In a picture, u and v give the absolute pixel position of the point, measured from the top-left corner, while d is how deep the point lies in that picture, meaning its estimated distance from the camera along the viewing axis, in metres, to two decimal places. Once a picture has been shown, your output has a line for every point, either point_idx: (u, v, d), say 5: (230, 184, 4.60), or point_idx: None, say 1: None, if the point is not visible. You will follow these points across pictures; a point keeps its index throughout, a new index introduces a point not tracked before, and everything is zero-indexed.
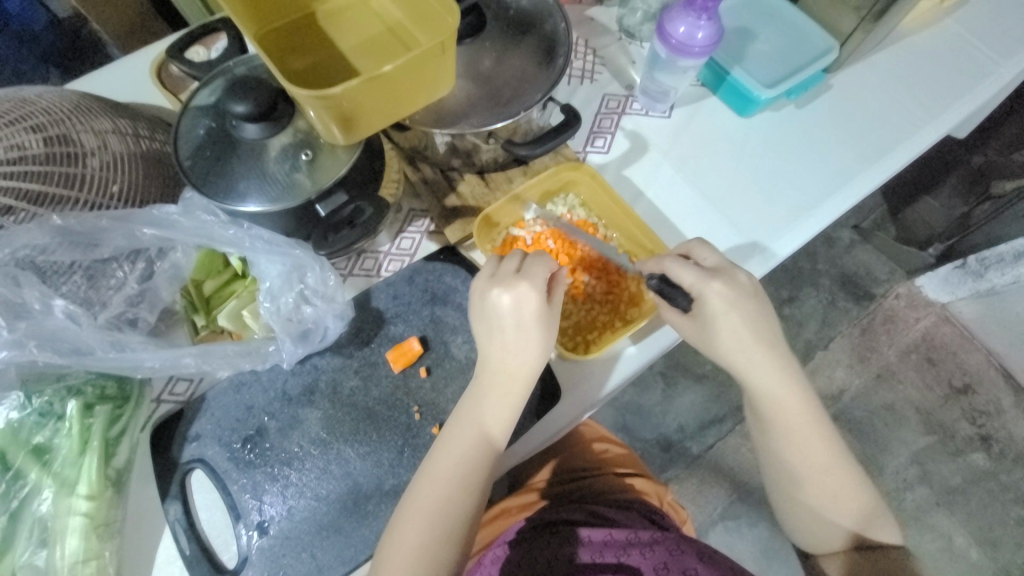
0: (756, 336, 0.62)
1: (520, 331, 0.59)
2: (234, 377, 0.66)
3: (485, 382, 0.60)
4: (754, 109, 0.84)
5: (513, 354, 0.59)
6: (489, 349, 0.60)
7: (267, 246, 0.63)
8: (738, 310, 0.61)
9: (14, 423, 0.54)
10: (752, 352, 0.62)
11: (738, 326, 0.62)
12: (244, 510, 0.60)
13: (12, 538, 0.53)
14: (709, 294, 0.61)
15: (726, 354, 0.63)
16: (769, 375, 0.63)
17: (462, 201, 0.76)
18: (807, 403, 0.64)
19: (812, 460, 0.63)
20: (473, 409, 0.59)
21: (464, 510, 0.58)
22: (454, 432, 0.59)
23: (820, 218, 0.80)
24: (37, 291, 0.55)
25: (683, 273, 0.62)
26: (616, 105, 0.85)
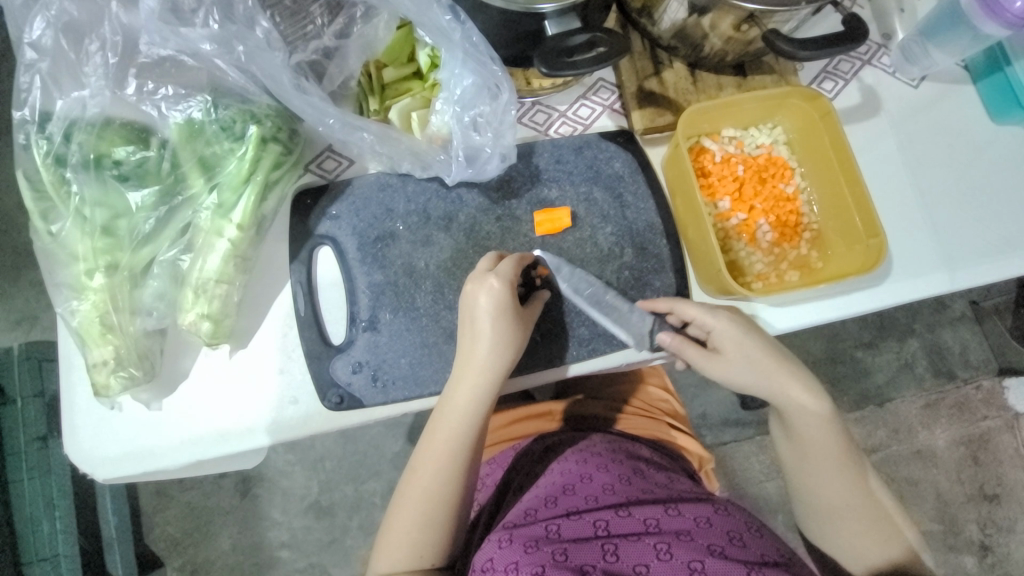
0: (770, 356, 0.60)
1: (478, 347, 0.56)
2: (382, 176, 0.65)
3: (449, 413, 0.57)
4: (1011, 116, 0.71)
5: (480, 379, 0.56)
6: (461, 373, 0.57)
7: (470, 51, 0.58)
8: (751, 336, 0.60)
9: (195, 124, 0.54)
10: (771, 371, 0.60)
11: (752, 350, 0.60)
12: (359, 301, 0.61)
13: (161, 230, 0.55)
14: (717, 319, 0.60)
15: (745, 380, 0.60)
16: (782, 382, 0.60)
17: (661, 88, 0.68)
18: (828, 414, 0.61)
19: (832, 469, 0.62)
20: (443, 436, 0.57)
21: (441, 539, 0.56)
22: (421, 465, 0.57)
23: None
24: (249, 3, 0.51)
25: (688, 308, 0.60)
26: (865, 50, 0.72)
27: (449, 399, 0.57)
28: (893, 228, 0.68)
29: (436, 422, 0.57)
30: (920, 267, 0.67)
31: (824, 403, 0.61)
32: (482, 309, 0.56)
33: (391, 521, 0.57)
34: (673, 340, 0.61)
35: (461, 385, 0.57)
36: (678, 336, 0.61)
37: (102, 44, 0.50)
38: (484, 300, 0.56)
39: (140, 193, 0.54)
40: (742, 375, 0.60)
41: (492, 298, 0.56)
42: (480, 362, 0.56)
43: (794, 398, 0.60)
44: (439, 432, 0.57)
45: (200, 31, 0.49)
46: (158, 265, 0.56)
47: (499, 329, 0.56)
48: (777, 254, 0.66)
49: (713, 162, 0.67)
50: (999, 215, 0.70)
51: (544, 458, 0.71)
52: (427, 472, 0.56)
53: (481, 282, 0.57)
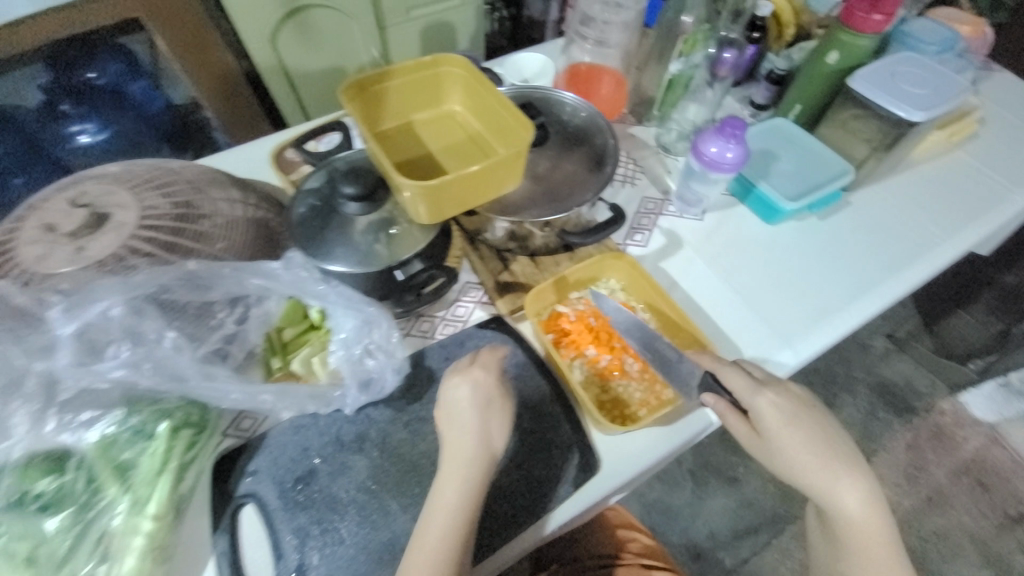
0: (822, 455, 0.64)
1: (464, 439, 0.63)
2: (295, 420, 0.72)
3: (443, 507, 0.60)
4: (779, 218, 0.93)
5: (472, 464, 0.62)
6: (448, 468, 0.62)
7: (346, 302, 0.73)
8: (793, 424, 0.65)
9: (108, 437, 0.60)
10: (823, 471, 0.64)
11: (795, 436, 0.65)
12: (286, 552, 0.63)
13: (76, 549, 0.56)
14: (760, 401, 0.66)
15: (784, 462, 0.65)
16: (803, 442, 0.65)
17: (513, 277, 0.84)
18: (861, 498, 0.64)
19: (888, 552, 0.63)
20: (436, 537, 0.59)
21: None
22: (413, 570, 0.58)
23: (846, 319, 0.85)
24: (158, 325, 0.64)
25: (735, 378, 0.68)
26: (653, 207, 0.96)
27: (442, 490, 0.61)
28: (732, 326, 0.81)
29: (431, 516, 0.60)
30: (768, 350, 0.79)
31: (862, 488, 0.64)
32: (472, 400, 0.65)
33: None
34: (716, 405, 0.68)
35: (451, 472, 0.62)
36: (722, 403, 0.68)
37: (25, 399, 0.59)
38: (473, 385, 0.66)
39: (56, 519, 0.57)
40: (778, 455, 0.66)
41: (475, 390, 0.65)
42: (476, 457, 0.63)
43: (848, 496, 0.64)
44: (433, 525, 0.60)
45: (114, 360, 0.61)
46: None
47: (481, 412, 0.64)
48: (649, 378, 0.76)
49: (571, 321, 0.80)
50: (805, 291, 0.87)
51: None
52: (427, 572, 0.57)
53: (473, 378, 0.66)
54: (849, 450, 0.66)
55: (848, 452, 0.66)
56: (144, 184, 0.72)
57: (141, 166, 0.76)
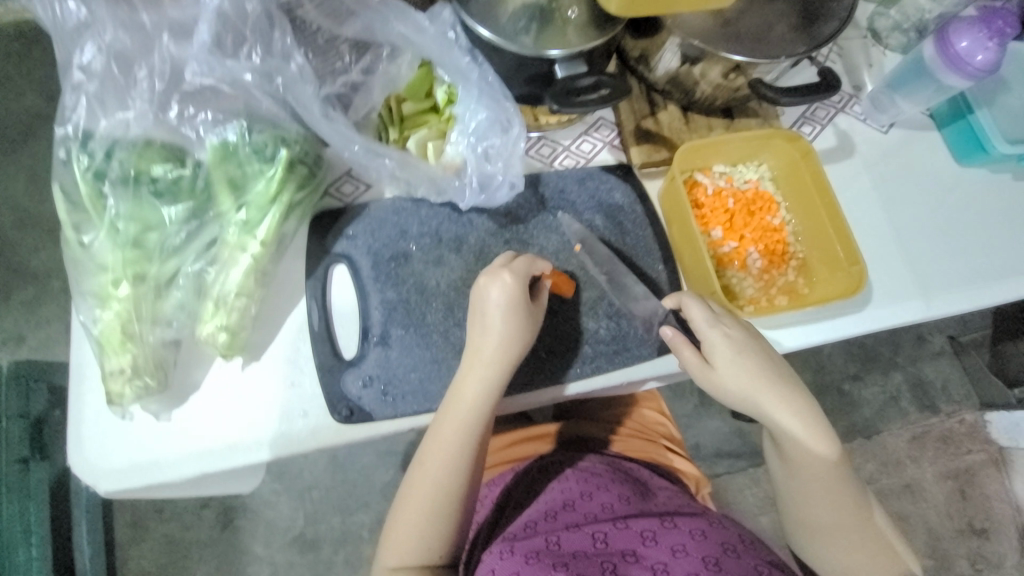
0: (762, 379, 0.61)
1: (486, 342, 0.59)
2: (396, 201, 0.68)
3: (459, 404, 0.58)
4: (976, 160, 0.78)
5: (489, 367, 0.58)
6: (465, 366, 0.59)
7: (485, 89, 0.64)
8: (746, 352, 0.61)
9: (228, 146, 0.57)
10: (761, 394, 0.61)
11: (733, 357, 0.61)
12: (371, 317, 0.64)
13: (189, 245, 0.58)
14: (711, 336, 0.61)
15: (735, 389, 0.61)
16: (749, 375, 0.61)
17: (658, 128, 0.74)
18: (800, 416, 0.61)
19: (823, 471, 0.61)
20: (451, 430, 0.58)
21: (446, 526, 0.58)
22: (424, 460, 0.58)
23: (994, 294, 0.75)
24: (287, 40, 0.56)
25: (694, 310, 0.62)
26: (838, 99, 0.79)
27: (458, 390, 0.58)
28: (873, 260, 0.73)
29: (444, 411, 0.59)
30: (899, 294, 0.72)
31: (800, 407, 0.61)
32: (495, 308, 0.59)
33: (400, 505, 0.59)
34: (674, 337, 0.62)
35: (471, 373, 0.59)
36: (680, 334, 0.63)
37: (150, 72, 0.54)
38: (498, 289, 0.59)
39: (173, 208, 0.56)
40: (728, 384, 0.61)
41: (501, 298, 0.59)
42: (493, 360, 0.58)
43: (787, 422, 0.61)
44: (446, 420, 0.58)
45: (248, 62, 0.54)
46: (183, 278, 0.58)
47: (509, 322, 0.59)
48: (767, 279, 0.71)
49: (705, 195, 0.72)
50: (958, 255, 0.75)
51: (542, 475, 0.76)
52: (438, 461, 0.58)
53: (513, 288, 0.59)
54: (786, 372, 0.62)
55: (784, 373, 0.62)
56: None
57: None
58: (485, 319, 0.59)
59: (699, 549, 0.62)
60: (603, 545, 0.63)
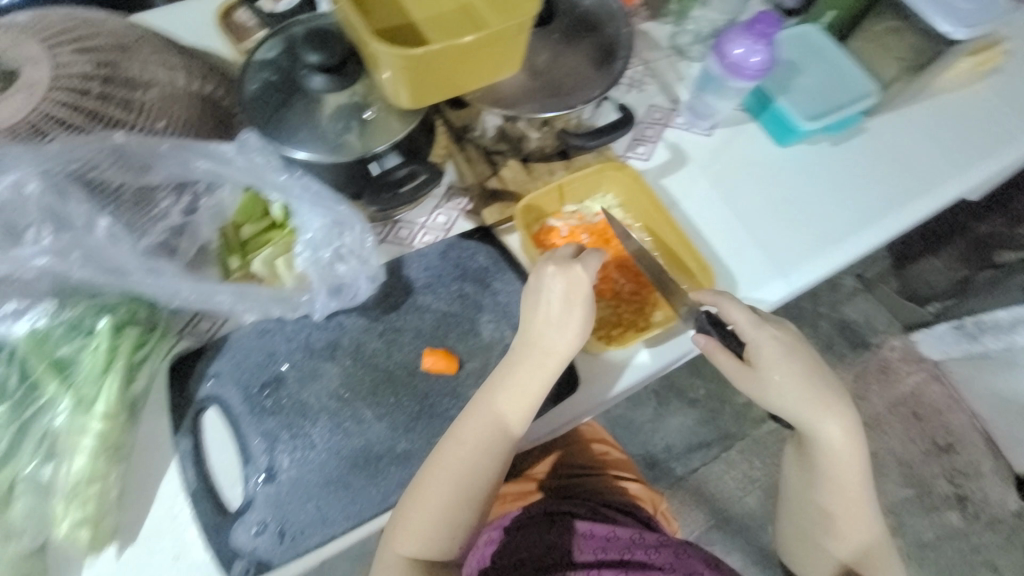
0: (815, 389, 0.64)
1: (561, 340, 0.60)
2: (259, 324, 0.66)
3: (518, 394, 0.59)
4: (792, 139, 0.85)
5: (543, 359, 0.60)
6: (524, 349, 0.60)
7: (313, 197, 0.64)
8: (789, 357, 0.64)
9: (41, 331, 0.54)
10: (815, 405, 0.64)
11: (793, 373, 0.63)
12: (253, 454, 0.60)
13: (17, 447, 0.53)
14: (759, 340, 0.64)
15: (789, 396, 0.64)
16: (799, 381, 0.64)
17: (502, 185, 0.76)
18: (852, 435, 0.66)
19: (850, 488, 0.69)
20: (496, 419, 0.59)
21: (464, 521, 0.58)
22: (462, 445, 0.58)
23: (842, 253, 0.82)
24: (84, 208, 0.54)
25: (734, 312, 0.64)
26: (660, 116, 0.86)
27: (506, 375, 0.60)
28: (729, 252, 0.78)
29: (498, 397, 0.59)
30: (761, 279, 0.77)
31: (851, 424, 0.66)
32: (570, 295, 0.60)
33: (425, 490, 0.57)
34: (707, 343, 0.65)
35: (532, 365, 0.60)
36: (712, 339, 0.65)
37: None
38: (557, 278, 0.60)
39: None
40: (773, 389, 0.64)
41: (575, 287, 0.60)
42: (548, 348, 0.60)
43: (836, 440, 0.66)
44: (502, 408, 0.59)
45: (36, 246, 0.52)
46: (18, 486, 0.53)
47: (573, 316, 0.60)
48: (638, 301, 0.73)
49: (561, 237, 0.74)
50: (827, 214, 0.84)
51: (541, 526, 0.78)
52: (476, 449, 0.58)
53: (570, 273, 0.60)
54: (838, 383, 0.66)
55: (839, 389, 0.66)
56: (59, 40, 0.58)
57: (56, 14, 0.61)
58: (560, 305, 0.60)
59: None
60: None
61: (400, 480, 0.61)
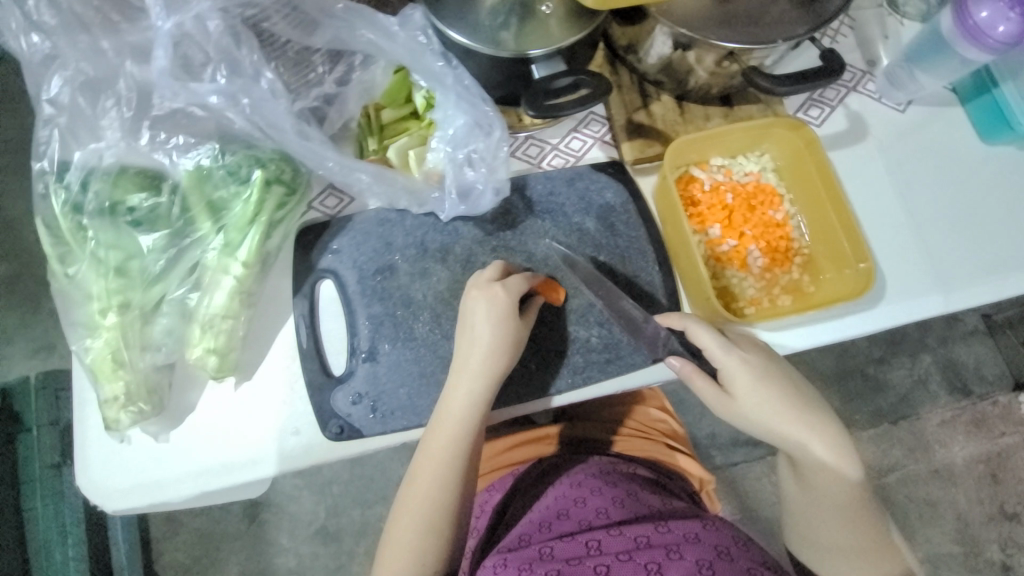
0: (789, 402, 0.61)
1: (474, 356, 0.58)
2: (381, 212, 0.66)
3: (447, 420, 0.58)
4: (1003, 137, 0.71)
5: (477, 382, 0.58)
6: (459, 379, 0.59)
7: (463, 92, 0.61)
8: (763, 375, 0.60)
9: (203, 169, 0.57)
10: (786, 420, 0.60)
11: (768, 395, 0.60)
12: (359, 332, 0.63)
13: (170, 271, 0.58)
14: (733, 364, 0.60)
15: (759, 417, 0.61)
16: (763, 398, 0.60)
17: (651, 121, 0.70)
18: (834, 445, 0.61)
19: (849, 523, 0.62)
20: (445, 439, 0.57)
21: (440, 545, 0.57)
22: (421, 467, 0.58)
23: (1009, 285, 0.69)
24: (255, 57, 0.54)
25: (706, 336, 0.60)
26: (850, 77, 0.73)
27: (448, 400, 0.58)
28: (885, 251, 0.68)
29: (433, 426, 0.59)
30: (914, 290, 0.68)
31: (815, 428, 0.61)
32: (477, 317, 0.59)
33: (393, 525, 0.58)
34: (683, 367, 0.60)
35: (456, 387, 0.58)
36: (689, 363, 0.61)
37: (116, 100, 0.54)
38: (477, 304, 0.59)
39: (151, 237, 0.57)
40: (748, 412, 0.60)
41: (493, 305, 0.58)
42: (479, 368, 0.58)
43: (810, 449, 0.61)
44: (435, 433, 0.58)
45: (212, 84, 0.53)
46: (164, 305, 0.58)
47: (494, 337, 0.58)
48: (769, 278, 0.67)
49: (702, 191, 0.68)
50: (991, 239, 0.70)
51: (540, 480, 0.76)
52: (437, 467, 0.57)
53: (489, 293, 0.59)
54: (817, 401, 0.63)
55: (814, 400, 0.62)
56: None
57: None
58: (466, 330, 0.59)
59: (690, 553, 0.61)
60: (598, 553, 0.62)
61: None
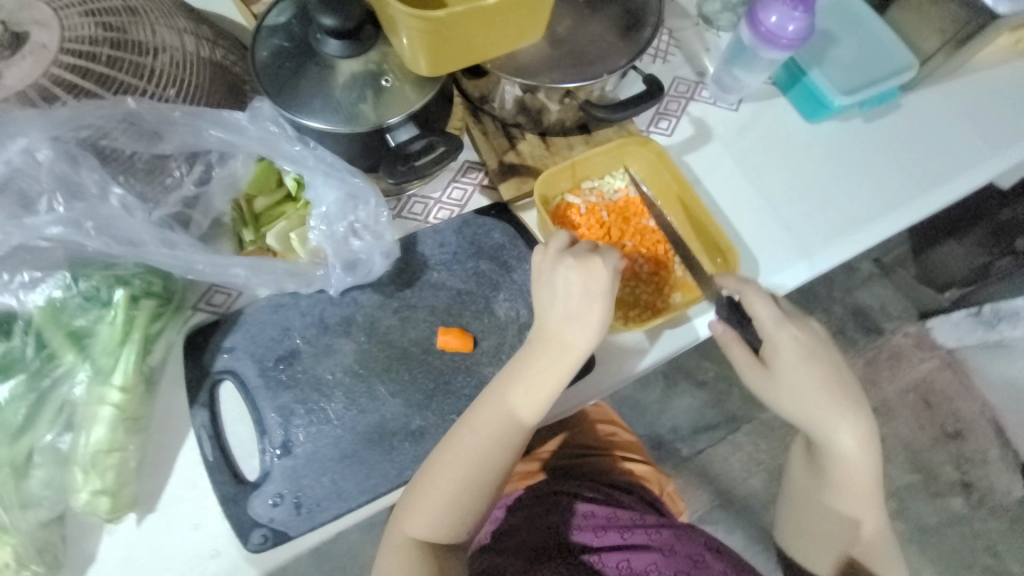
0: (833, 392, 0.63)
1: (568, 326, 0.59)
2: (273, 298, 0.65)
3: (510, 387, 0.58)
4: (823, 115, 0.82)
5: (559, 351, 0.59)
6: (538, 339, 0.59)
7: (327, 169, 0.62)
8: (806, 359, 0.63)
9: (56, 302, 0.54)
10: (825, 401, 0.63)
11: (809, 378, 0.63)
12: (269, 428, 0.60)
13: (34, 419, 0.53)
14: (777, 335, 0.64)
15: (794, 393, 0.63)
16: (806, 373, 0.63)
17: (520, 159, 0.74)
18: (859, 429, 0.63)
19: (860, 502, 0.65)
20: (509, 404, 0.57)
21: (463, 516, 0.57)
22: (473, 431, 0.57)
23: (867, 237, 0.78)
24: (97, 176, 0.53)
25: (758, 305, 0.64)
26: (685, 89, 0.82)
27: (518, 371, 0.58)
28: (754, 231, 0.76)
29: (496, 395, 0.58)
30: (787, 259, 0.75)
31: (861, 424, 0.63)
32: (568, 280, 0.60)
33: (418, 495, 0.56)
34: (724, 335, 0.65)
35: (531, 358, 0.59)
36: (729, 332, 0.66)
37: None
38: (572, 272, 0.59)
39: (5, 387, 0.52)
40: (782, 387, 0.63)
41: (593, 278, 0.59)
42: (563, 334, 0.59)
43: (840, 432, 0.63)
44: (487, 412, 0.58)
45: (48, 215, 0.51)
46: (34, 458, 0.53)
47: (593, 311, 0.59)
48: (658, 281, 0.71)
49: (580, 215, 0.72)
50: (848, 198, 0.80)
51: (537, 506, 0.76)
52: (489, 440, 0.57)
53: (585, 263, 0.59)
54: (857, 393, 0.65)
55: (859, 397, 0.65)
56: None
57: None
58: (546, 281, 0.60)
59: (669, 566, 0.68)
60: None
61: (415, 456, 0.61)
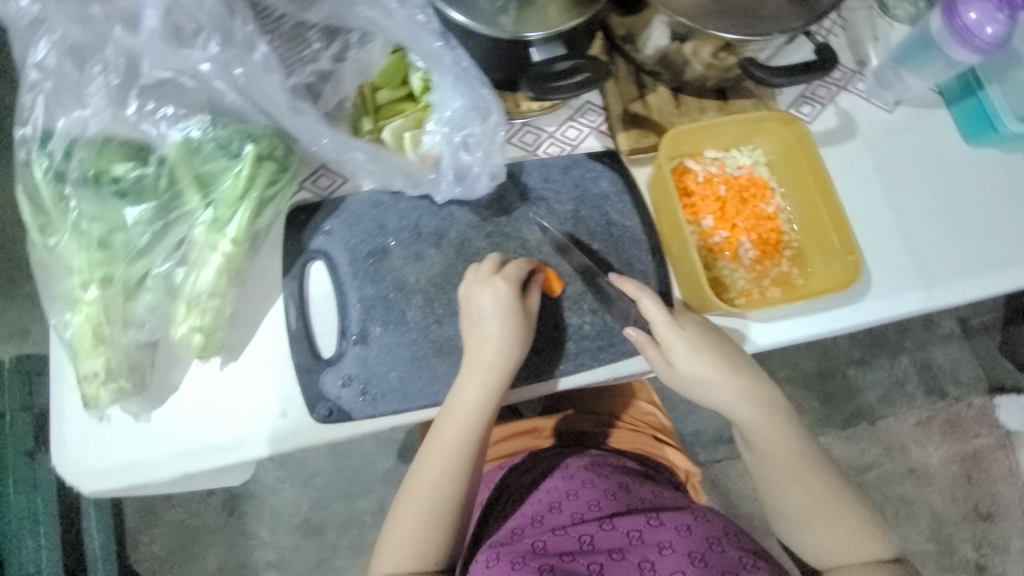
0: (721, 364, 0.61)
1: (486, 347, 0.59)
2: (375, 194, 0.66)
3: (457, 411, 0.59)
4: (986, 139, 0.73)
5: (491, 372, 0.58)
6: (472, 368, 0.59)
7: (460, 75, 0.61)
8: (699, 344, 0.60)
9: (192, 142, 0.56)
10: (716, 380, 0.60)
11: (703, 361, 0.60)
12: (349, 315, 0.62)
13: (155, 246, 0.57)
14: (672, 334, 0.60)
15: (702, 393, 0.61)
16: (713, 368, 0.60)
17: (647, 111, 0.71)
18: (744, 390, 0.61)
19: (793, 471, 0.62)
20: (453, 430, 0.58)
21: (445, 531, 0.58)
22: (430, 455, 0.58)
23: (985, 284, 0.71)
24: (249, 28, 0.53)
25: (656, 310, 0.60)
26: (840, 76, 0.75)
27: (459, 397, 0.58)
28: (871, 248, 0.70)
29: (441, 418, 0.59)
30: (897, 286, 0.69)
31: (736, 382, 0.61)
32: (487, 315, 0.59)
33: (392, 526, 0.59)
34: (638, 337, 0.61)
35: (472, 382, 0.58)
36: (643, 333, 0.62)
37: (104, 68, 0.52)
38: (487, 304, 0.59)
39: (137, 209, 0.56)
40: (691, 377, 0.61)
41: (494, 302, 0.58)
42: (488, 358, 0.58)
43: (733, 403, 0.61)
44: (437, 441, 0.58)
45: (204, 52, 0.52)
46: (149, 280, 0.57)
47: (504, 330, 0.59)
48: (759, 270, 0.68)
49: (695, 183, 0.69)
50: (973, 237, 0.72)
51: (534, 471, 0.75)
52: (445, 458, 0.58)
53: (492, 286, 0.59)
54: (737, 355, 0.62)
55: (739, 359, 0.62)
56: None
57: None
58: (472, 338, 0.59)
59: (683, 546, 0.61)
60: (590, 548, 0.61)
61: None
